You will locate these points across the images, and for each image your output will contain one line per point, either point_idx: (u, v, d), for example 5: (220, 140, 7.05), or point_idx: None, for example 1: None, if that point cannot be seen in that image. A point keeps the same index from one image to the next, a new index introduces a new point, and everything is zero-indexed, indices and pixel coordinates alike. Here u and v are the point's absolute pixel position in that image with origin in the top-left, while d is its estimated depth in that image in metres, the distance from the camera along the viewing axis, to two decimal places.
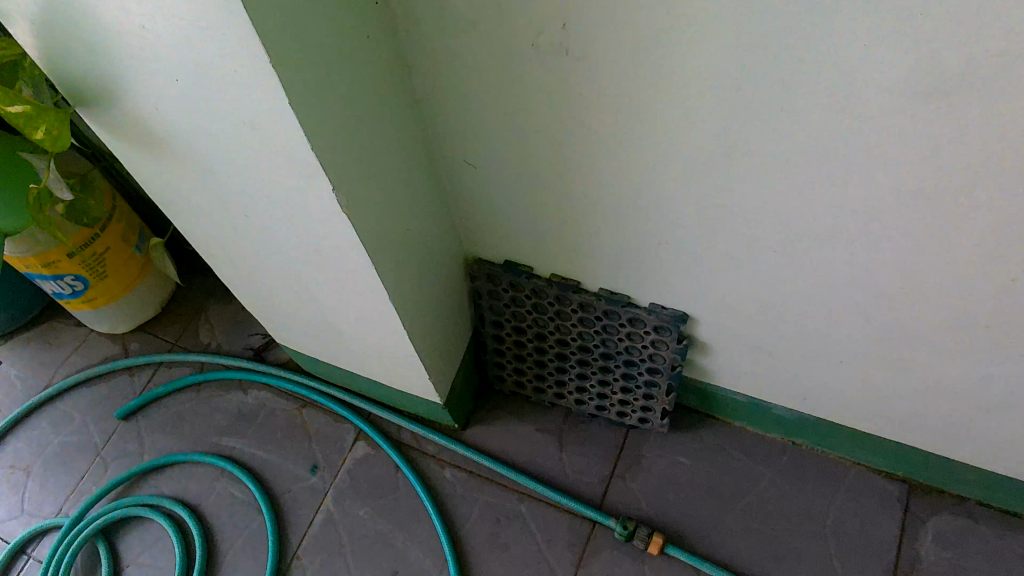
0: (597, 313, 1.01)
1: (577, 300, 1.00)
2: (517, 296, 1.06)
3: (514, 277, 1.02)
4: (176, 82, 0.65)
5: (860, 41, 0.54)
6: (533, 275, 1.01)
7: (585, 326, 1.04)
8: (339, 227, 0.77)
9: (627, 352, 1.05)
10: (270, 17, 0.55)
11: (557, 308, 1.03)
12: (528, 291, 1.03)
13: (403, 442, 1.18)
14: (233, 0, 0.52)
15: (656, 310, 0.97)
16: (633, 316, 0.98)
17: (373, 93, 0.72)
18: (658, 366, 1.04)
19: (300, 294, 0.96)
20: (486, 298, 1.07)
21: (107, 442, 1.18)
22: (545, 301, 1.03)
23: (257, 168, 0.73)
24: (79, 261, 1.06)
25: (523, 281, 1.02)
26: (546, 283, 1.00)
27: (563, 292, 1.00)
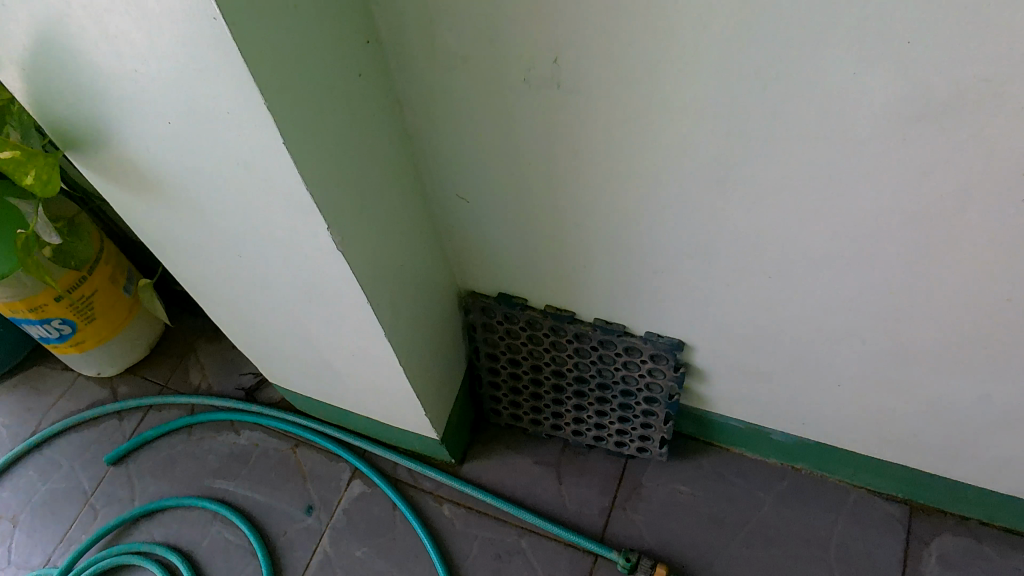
0: (589, 346, 0.88)
1: (569, 331, 0.87)
2: (507, 329, 0.91)
3: (497, 310, 0.89)
4: (167, 123, 0.54)
5: (855, 67, 0.48)
6: (525, 307, 0.88)
7: (576, 353, 0.89)
8: (332, 265, 0.65)
9: (617, 379, 0.90)
10: (265, 62, 0.48)
11: (545, 339, 0.90)
12: (518, 325, 0.90)
13: (399, 479, 1.05)
14: (224, 40, 0.44)
15: (660, 345, 0.83)
16: (633, 347, 0.85)
17: (366, 128, 0.63)
18: (647, 393, 0.90)
19: (280, 347, 0.87)
20: (481, 334, 0.94)
21: (97, 487, 1.10)
22: (535, 332, 0.89)
23: (240, 210, 0.62)
24: (67, 304, 1.01)
25: (509, 312, 0.88)
26: (536, 312, 0.87)
27: (549, 321, 0.87)
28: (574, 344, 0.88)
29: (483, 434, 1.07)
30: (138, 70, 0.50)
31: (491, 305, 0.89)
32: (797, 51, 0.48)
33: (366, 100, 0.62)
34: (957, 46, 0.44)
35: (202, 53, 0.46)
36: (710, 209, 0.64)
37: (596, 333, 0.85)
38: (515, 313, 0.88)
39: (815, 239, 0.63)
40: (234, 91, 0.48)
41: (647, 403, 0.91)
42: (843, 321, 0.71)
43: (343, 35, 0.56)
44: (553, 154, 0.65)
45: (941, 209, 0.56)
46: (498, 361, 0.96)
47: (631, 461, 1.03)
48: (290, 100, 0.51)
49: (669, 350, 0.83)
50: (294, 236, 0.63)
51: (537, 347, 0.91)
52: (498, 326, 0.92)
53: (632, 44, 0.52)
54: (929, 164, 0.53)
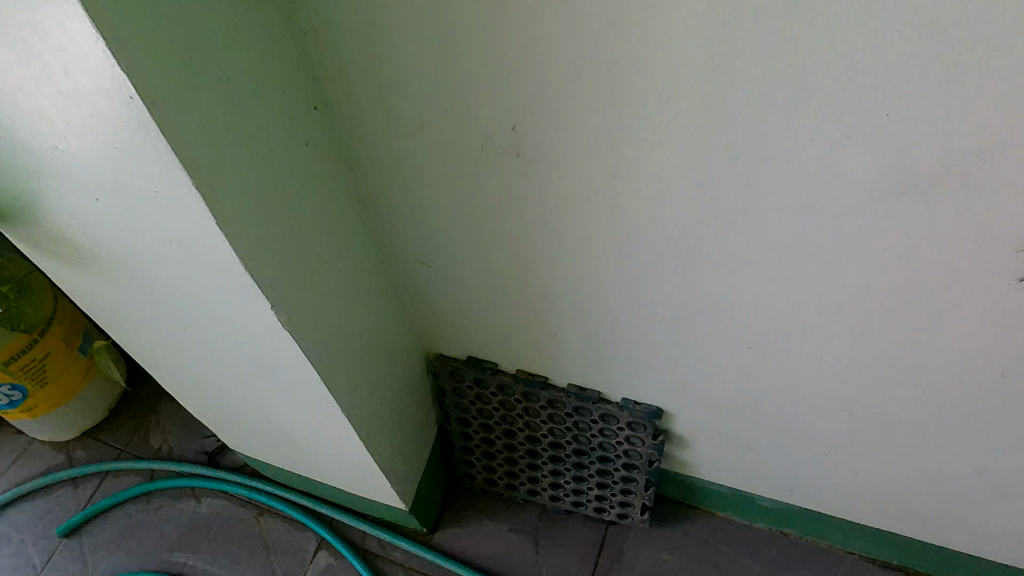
0: (563, 411, 0.83)
1: (542, 396, 0.82)
2: (478, 393, 0.87)
3: (466, 374, 0.85)
4: (95, 200, 0.50)
5: (834, 139, 0.45)
6: (496, 371, 0.83)
7: (550, 418, 0.85)
8: (281, 342, 0.61)
9: (593, 445, 0.86)
10: (196, 138, 0.44)
11: (517, 404, 0.85)
12: (489, 389, 0.85)
13: (367, 550, 0.99)
14: (143, 119, 0.40)
15: (637, 412, 0.79)
16: (608, 414, 0.80)
17: (316, 199, 0.59)
18: (625, 460, 0.85)
19: (236, 418, 0.82)
20: (451, 398, 0.89)
21: (48, 562, 1.04)
22: (507, 397, 0.85)
23: (180, 286, 0.58)
24: (15, 369, 0.97)
25: (479, 376, 0.84)
26: (507, 376, 0.83)
27: (520, 386, 0.83)
28: (548, 409, 0.84)
29: (456, 499, 1.02)
30: (58, 147, 0.46)
31: (460, 368, 0.85)
32: (771, 123, 0.45)
33: (316, 170, 0.58)
34: (939, 117, 0.41)
35: (122, 131, 0.42)
36: (683, 275, 0.60)
37: (570, 398, 0.81)
38: (485, 378, 0.84)
39: (795, 308, 0.59)
40: (161, 171, 0.44)
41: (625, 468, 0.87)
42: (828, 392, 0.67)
43: (287, 104, 0.53)
44: (518, 221, 0.61)
45: (929, 282, 0.52)
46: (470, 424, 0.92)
47: (612, 527, 0.98)
48: (227, 176, 0.47)
49: (646, 417, 0.78)
50: (239, 313, 0.59)
51: (510, 412, 0.87)
52: (468, 390, 0.87)
53: (595, 113, 0.49)
54: (914, 237, 0.49)
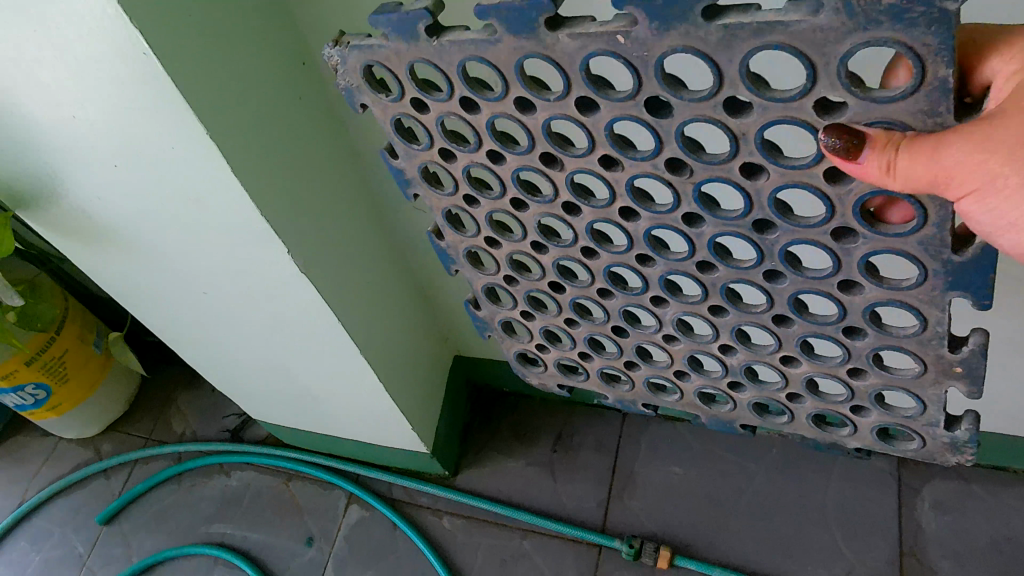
0: (562, 208, 0.49)
1: (538, 134, 0.44)
2: (440, 123, 0.46)
3: (387, 67, 0.44)
4: (115, 165, 0.54)
5: None
6: (442, 33, 0.41)
7: (529, 194, 0.49)
8: (295, 293, 0.65)
9: (728, 142, 0.39)
10: (186, 56, 0.46)
11: (521, 192, 0.49)
12: (456, 96, 0.44)
13: (395, 498, 1.05)
14: (138, 31, 0.42)
15: (874, 16, 0.30)
16: (783, 51, 0.33)
17: (311, 139, 0.61)
18: (787, 277, 0.46)
19: (256, 385, 0.86)
20: (403, 155, 0.50)
21: (92, 550, 1.09)
22: (441, 107, 0.45)
23: (196, 246, 0.62)
24: (39, 367, 1.01)
25: (442, 76, 0.43)
26: (467, 31, 0.40)
27: (449, 60, 0.42)
28: (531, 209, 0.51)
29: (472, 442, 1.07)
30: (76, 116, 0.50)
31: (375, 62, 0.44)
32: None
33: (306, 122, 0.60)
34: None
35: (142, 50, 0.43)
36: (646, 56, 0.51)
37: (602, 113, 0.41)
38: (430, 61, 0.42)
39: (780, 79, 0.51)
40: (165, 91, 0.46)
41: (857, 381, 0.52)
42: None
43: (270, 34, 0.54)
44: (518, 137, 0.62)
45: None
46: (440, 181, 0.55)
47: (622, 448, 1.03)
48: (219, 108, 0.49)
49: (922, 18, 0.30)
50: (256, 267, 0.63)
51: (511, 247, 0.55)
52: (423, 83, 0.45)
53: None
54: None
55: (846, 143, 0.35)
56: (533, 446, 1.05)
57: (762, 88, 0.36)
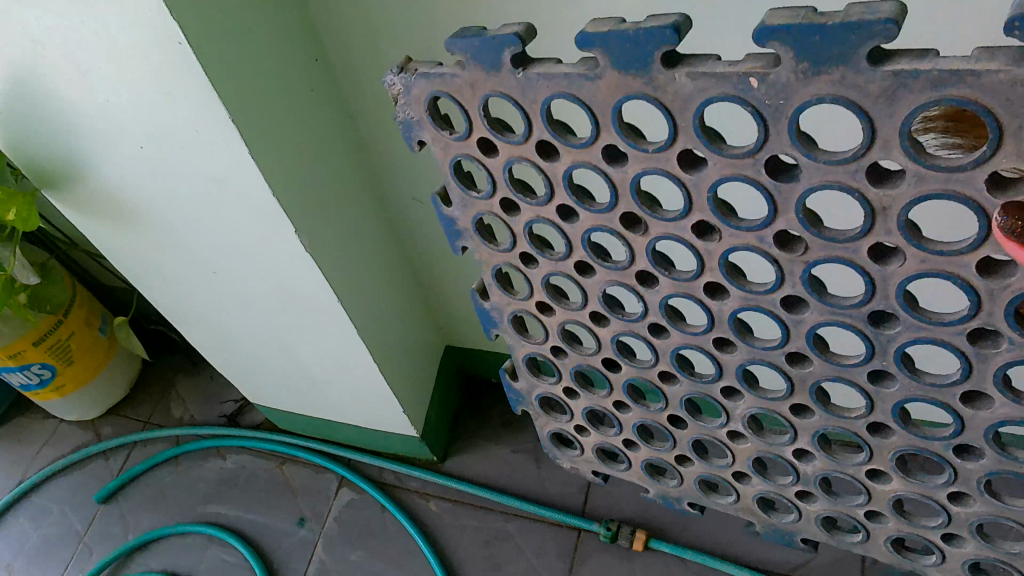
0: (635, 278, 0.49)
1: (626, 190, 0.43)
2: (508, 169, 0.45)
3: (455, 99, 0.43)
4: (142, 147, 0.59)
5: (741, 37, 0.52)
6: (529, 63, 0.39)
7: (602, 259, 0.49)
8: (300, 273, 0.70)
9: (863, 217, 0.37)
10: (215, 48, 0.51)
11: (591, 258, 0.49)
12: (531, 139, 0.43)
13: (385, 482, 1.09)
14: (175, 24, 0.47)
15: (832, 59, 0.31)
16: (970, 107, 0.30)
17: (321, 131, 0.66)
18: (900, 382, 0.45)
19: (257, 366, 0.90)
20: (457, 201, 0.51)
21: (89, 527, 1.13)
22: (512, 150, 0.44)
23: (211, 226, 0.67)
24: (46, 348, 1.05)
25: (523, 115, 0.42)
26: (558, 64, 0.39)
27: (534, 97, 0.40)
28: (599, 274, 0.50)
29: (460, 431, 1.12)
30: (111, 99, 0.55)
31: (444, 92, 0.43)
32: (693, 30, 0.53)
33: (318, 114, 0.65)
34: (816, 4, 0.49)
35: (177, 40, 0.48)
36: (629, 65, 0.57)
37: (710, 171, 0.39)
38: (510, 96, 0.41)
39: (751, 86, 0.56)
40: (196, 79, 0.51)
41: (879, 484, 0.55)
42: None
43: (288, 32, 0.59)
44: None
45: None
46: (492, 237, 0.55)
47: None
48: (241, 98, 0.54)
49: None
50: (266, 246, 0.67)
51: (566, 314, 0.55)
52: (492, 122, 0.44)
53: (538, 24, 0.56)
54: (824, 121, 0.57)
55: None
56: (519, 435, 1.10)
57: (814, 149, 0.36)
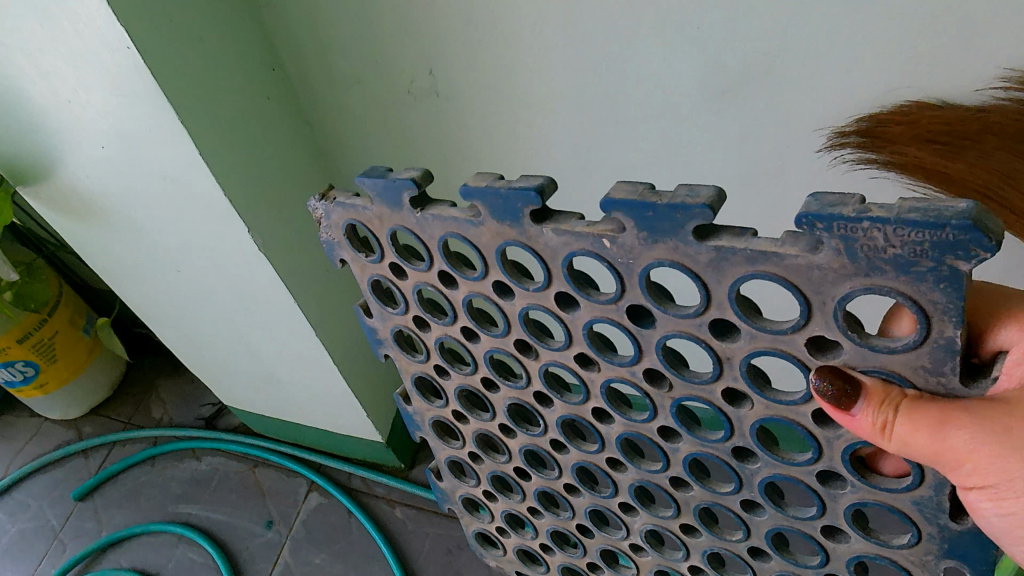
0: (533, 394, 0.59)
1: (515, 320, 0.53)
2: (418, 291, 0.56)
3: (368, 226, 0.53)
4: (102, 147, 0.63)
5: (661, 54, 0.55)
6: (425, 205, 0.48)
7: (503, 377, 0.60)
8: (256, 271, 0.72)
9: (713, 364, 0.46)
10: (164, 50, 0.54)
11: (494, 372, 0.60)
12: (434, 268, 0.53)
13: (353, 488, 1.11)
14: (122, 32, 0.51)
15: (667, 222, 0.39)
16: (778, 282, 0.39)
17: (279, 138, 0.70)
18: (763, 459, 0.51)
19: (226, 364, 0.94)
20: (377, 314, 0.62)
21: (64, 523, 1.15)
22: (419, 275, 0.54)
23: (172, 226, 0.70)
24: (30, 346, 1.08)
25: (423, 247, 0.51)
26: (449, 208, 0.48)
27: (431, 232, 0.50)
28: (501, 390, 0.61)
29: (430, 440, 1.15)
30: (71, 101, 0.59)
31: (357, 219, 0.53)
32: (616, 47, 0.55)
33: (275, 121, 0.69)
34: (726, 21, 0.51)
35: (125, 43, 0.52)
36: (561, 84, 0.60)
37: (581, 312, 0.49)
38: (413, 230, 0.50)
39: (675, 107, 0.59)
40: (143, 79, 0.54)
41: (761, 561, 0.61)
42: (826, 143, 0.58)
43: (243, 38, 0.63)
44: (462, 146, 0.70)
45: (765, 173, 0.62)
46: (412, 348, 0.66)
47: None
48: (191, 101, 0.57)
49: (930, 274, 0.34)
50: (223, 244, 0.70)
51: (480, 423, 0.67)
52: (400, 250, 0.53)
53: (476, 40, 0.59)
54: (746, 134, 0.59)
55: (840, 391, 0.41)
56: None
57: (665, 305, 0.45)
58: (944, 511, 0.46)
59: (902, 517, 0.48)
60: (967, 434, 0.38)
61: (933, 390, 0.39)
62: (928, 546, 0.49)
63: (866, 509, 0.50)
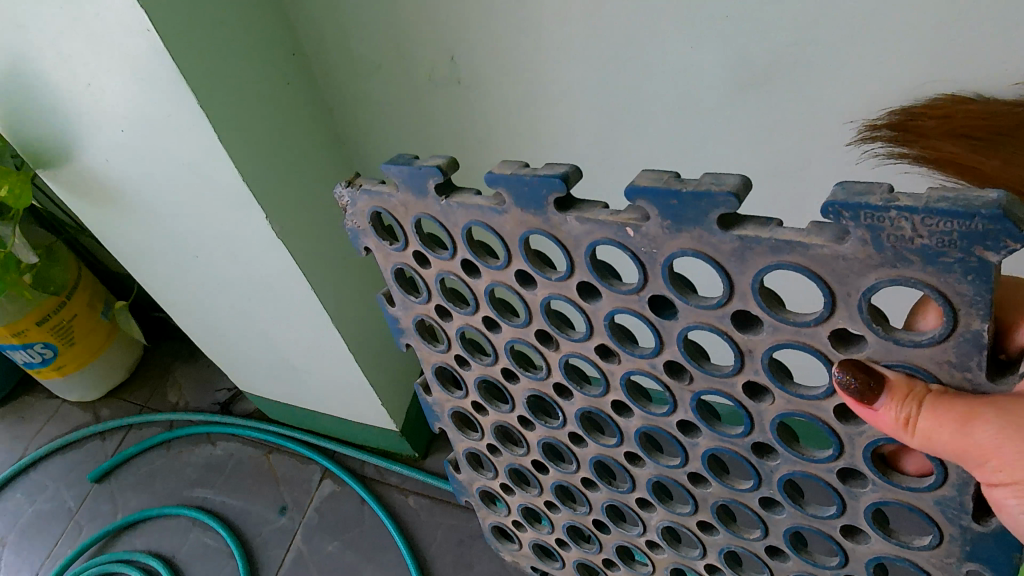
0: (553, 386, 0.59)
1: (537, 310, 0.52)
2: (440, 280, 0.55)
3: (393, 215, 0.52)
4: (121, 131, 0.62)
5: (687, 44, 0.54)
6: (451, 193, 0.48)
7: (523, 368, 0.59)
8: (273, 258, 0.72)
9: (735, 356, 0.46)
10: (185, 34, 0.54)
11: (514, 363, 0.59)
12: (457, 257, 0.52)
13: (366, 476, 1.11)
14: (143, 16, 0.50)
15: (692, 212, 0.39)
16: (802, 273, 0.38)
17: (298, 124, 0.69)
18: (783, 455, 0.50)
19: (242, 350, 0.94)
20: (399, 304, 0.61)
21: (80, 505, 1.16)
22: (442, 264, 0.54)
23: (190, 211, 0.70)
24: (49, 328, 1.09)
25: (447, 235, 0.51)
26: (474, 195, 0.47)
27: (454, 221, 0.49)
28: (521, 381, 0.60)
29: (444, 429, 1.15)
30: (91, 84, 0.58)
31: (383, 207, 0.52)
32: (641, 36, 0.54)
33: (294, 108, 0.68)
34: (754, 10, 0.50)
35: (145, 27, 0.51)
36: (583, 73, 0.59)
37: (603, 303, 0.48)
38: (437, 218, 0.50)
39: (699, 98, 0.58)
40: (163, 64, 0.54)
41: (778, 562, 0.61)
42: (854, 136, 0.56)
43: (264, 23, 0.62)
44: (481, 134, 0.70)
45: (789, 165, 0.61)
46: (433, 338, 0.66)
47: None
48: (211, 85, 0.57)
49: (958, 265, 0.33)
50: (240, 230, 0.70)
51: (499, 415, 0.66)
52: (424, 238, 0.53)
53: (498, 27, 0.58)
54: (771, 127, 0.58)
55: (863, 385, 0.40)
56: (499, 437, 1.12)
57: (687, 294, 0.44)
58: (967, 512, 0.44)
59: (923, 517, 0.47)
60: (993, 429, 0.36)
61: (958, 386, 0.38)
62: (949, 548, 0.48)
63: (887, 508, 0.49)
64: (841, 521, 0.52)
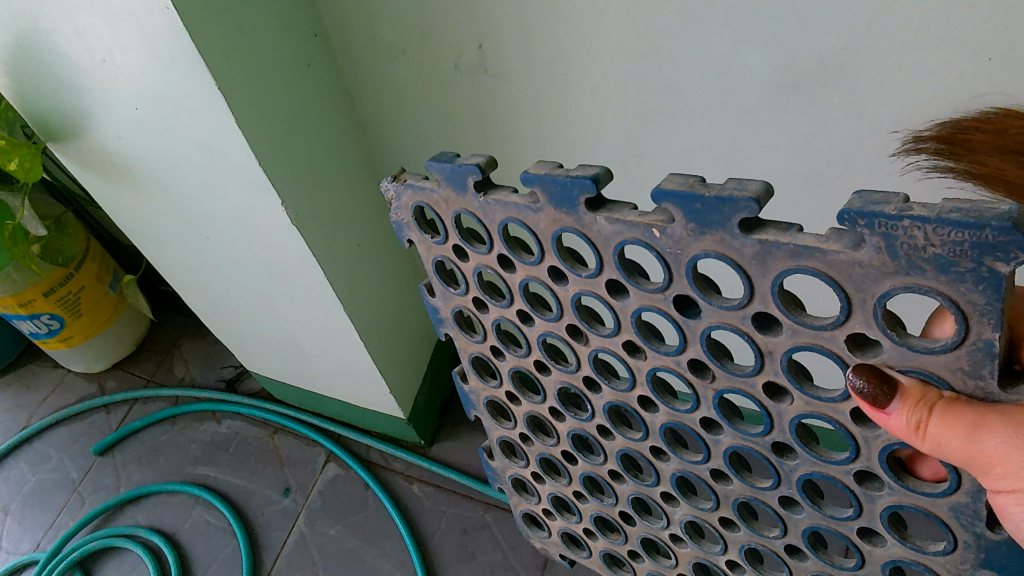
0: (582, 380, 0.57)
1: (568, 304, 0.50)
2: (478, 273, 0.53)
3: (435, 209, 0.50)
4: (136, 110, 0.61)
5: (728, 44, 0.52)
6: (488, 189, 0.46)
7: (556, 361, 0.57)
8: (287, 243, 0.70)
9: (755, 357, 0.43)
10: (207, 16, 0.52)
11: (547, 356, 0.57)
12: (494, 251, 0.50)
13: (370, 461, 1.10)
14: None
15: (716, 216, 0.37)
16: (819, 277, 0.36)
17: (318, 107, 0.67)
18: (803, 456, 0.48)
19: (250, 331, 0.93)
20: (440, 293, 0.59)
21: (84, 477, 1.15)
22: (480, 258, 0.52)
23: (203, 193, 0.68)
24: (56, 300, 1.08)
25: (484, 230, 0.49)
26: (512, 193, 0.45)
27: (492, 217, 0.47)
28: (553, 374, 0.59)
29: (450, 416, 1.13)
30: (106, 61, 0.56)
31: (426, 202, 0.50)
32: (681, 33, 0.52)
33: (315, 90, 0.66)
34: (806, 16, 0.48)
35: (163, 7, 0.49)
36: (614, 67, 0.57)
37: (631, 300, 0.46)
38: (476, 214, 0.48)
39: (736, 98, 0.55)
40: (182, 45, 0.52)
41: (798, 560, 0.59)
42: (899, 146, 0.54)
43: (287, 5, 0.60)
44: (507, 125, 0.67)
45: (828, 170, 0.59)
46: (471, 328, 0.64)
47: None
48: (232, 67, 0.55)
49: (970, 275, 0.31)
50: (255, 214, 0.68)
51: (532, 406, 0.65)
52: (464, 233, 0.51)
53: (530, 16, 0.56)
54: (810, 131, 0.56)
55: (876, 390, 0.37)
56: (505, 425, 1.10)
57: (710, 294, 0.42)
58: (981, 519, 0.42)
59: (939, 522, 0.44)
60: (1002, 439, 0.34)
61: (971, 394, 0.35)
62: (964, 554, 0.45)
63: (903, 512, 0.46)
64: (859, 524, 0.50)
